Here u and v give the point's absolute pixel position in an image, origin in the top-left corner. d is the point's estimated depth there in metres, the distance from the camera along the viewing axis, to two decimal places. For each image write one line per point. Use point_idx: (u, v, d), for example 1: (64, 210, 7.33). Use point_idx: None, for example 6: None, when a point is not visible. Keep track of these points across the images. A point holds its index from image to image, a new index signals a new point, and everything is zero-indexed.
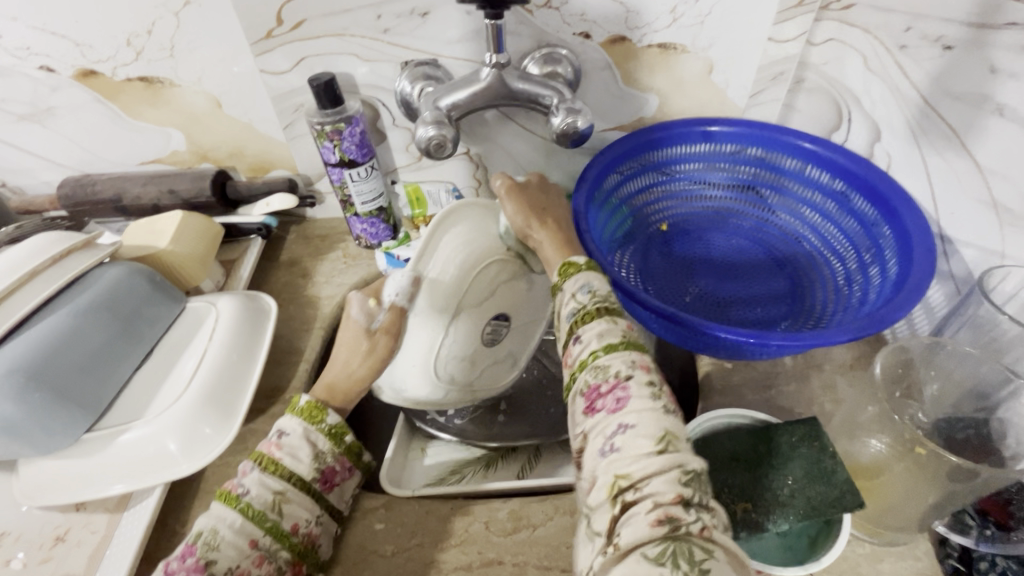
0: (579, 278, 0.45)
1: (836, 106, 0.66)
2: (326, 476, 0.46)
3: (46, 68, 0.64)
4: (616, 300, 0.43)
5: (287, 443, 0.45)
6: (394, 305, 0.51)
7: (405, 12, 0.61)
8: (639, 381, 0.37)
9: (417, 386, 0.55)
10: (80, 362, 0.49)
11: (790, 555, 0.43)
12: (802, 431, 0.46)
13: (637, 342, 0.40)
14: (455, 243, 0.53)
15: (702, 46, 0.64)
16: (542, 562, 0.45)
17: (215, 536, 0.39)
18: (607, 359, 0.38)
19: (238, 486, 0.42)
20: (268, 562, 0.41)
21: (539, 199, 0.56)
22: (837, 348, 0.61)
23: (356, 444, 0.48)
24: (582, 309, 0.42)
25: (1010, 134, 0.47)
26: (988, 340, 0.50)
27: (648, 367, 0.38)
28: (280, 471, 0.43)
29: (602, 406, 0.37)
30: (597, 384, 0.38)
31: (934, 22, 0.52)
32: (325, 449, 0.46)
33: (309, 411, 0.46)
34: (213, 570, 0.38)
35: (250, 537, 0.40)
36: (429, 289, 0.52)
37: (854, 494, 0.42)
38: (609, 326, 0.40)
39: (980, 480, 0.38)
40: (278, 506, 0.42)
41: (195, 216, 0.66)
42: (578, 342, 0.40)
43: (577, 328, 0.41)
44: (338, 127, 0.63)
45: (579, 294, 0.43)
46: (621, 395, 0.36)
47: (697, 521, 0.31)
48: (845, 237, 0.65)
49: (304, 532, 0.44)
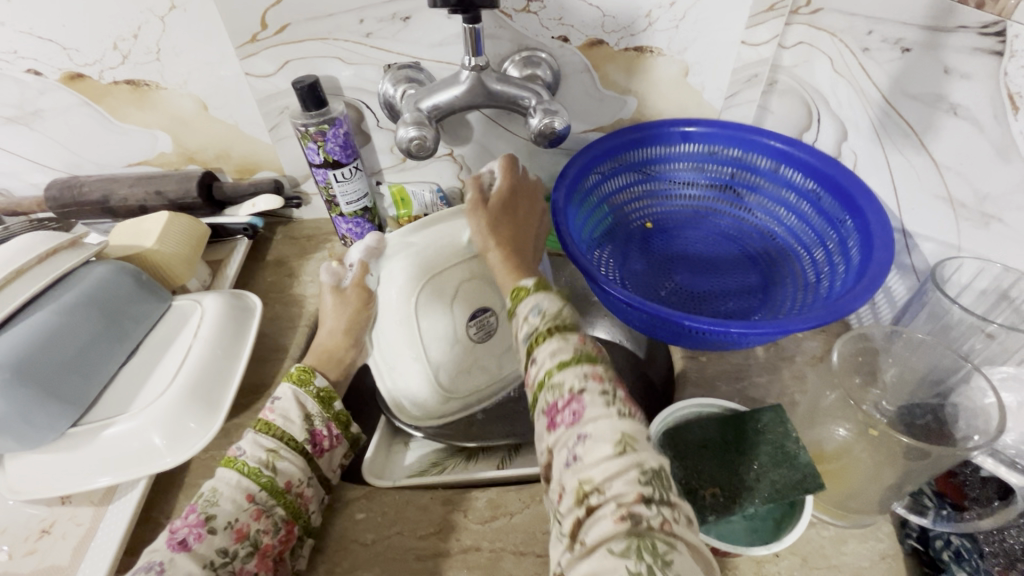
0: (530, 299, 0.45)
1: (806, 107, 0.69)
2: (315, 439, 0.49)
3: (34, 72, 0.65)
4: (568, 314, 0.44)
5: (280, 406, 0.48)
6: (359, 260, 0.56)
7: (387, 17, 0.63)
8: (592, 392, 0.38)
9: (407, 388, 0.58)
10: (66, 359, 0.50)
11: (755, 536, 0.44)
12: (768, 418, 0.48)
13: (590, 355, 0.40)
14: (400, 264, 0.56)
15: (677, 49, 0.66)
16: (518, 548, 0.47)
17: (216, 493, 0.42)
18: (560, 377, 0.39)
19: (235, 450, 0.45)
20: (266, 516, 0.42)
21: (517, 214, 0.57)
22: (808, 341, 0.63)
23: (343, 413, 0.52)
24: (535, 330, 0.43)
25: (963, 132, 0.50)
26: (946, 329, 0.52)
27: (601, 376, 0.39)
28: (273, 431, 0.46)
29: (561, 421, 0.38)
30: (555, 401, 0.39)
31: (894, 26, 0.54)
32: (314, 412, 0.50)
33: (298, 377, 0.51)
34: (213, 524, 0.40)
35: (247, 492, 0.43)
36: (395, 267, 0.56)
37: (815, 477, 0.43)
38: (559, 344, 0.41)
39: (931, 460, 0.40)
40: (272, 464, 0.45)
41: (181, 217, 0.67)
42: (534, 363, 0.41)
43: (533, 349, 0.42)
44: (321, 128, 0.64)
45: (529, 316, 0.44)
46: (576, 408, 0.37)
47: (657, 516, 0.33)
48: (814, 232, 0.67)
49: (297, 492, 0.46)
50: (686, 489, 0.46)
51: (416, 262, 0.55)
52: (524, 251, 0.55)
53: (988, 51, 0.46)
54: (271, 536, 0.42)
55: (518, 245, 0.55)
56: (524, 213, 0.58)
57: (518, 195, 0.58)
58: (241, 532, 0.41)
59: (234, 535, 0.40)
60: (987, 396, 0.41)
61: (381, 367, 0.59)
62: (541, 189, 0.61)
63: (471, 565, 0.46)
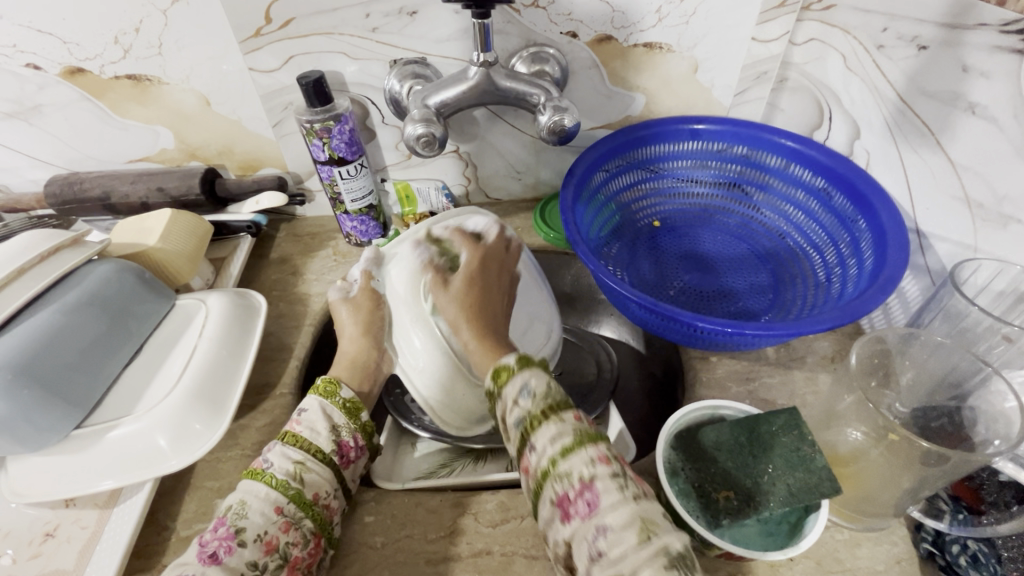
0: (516, 380, 0.43)
1: (817, 104, 0.68)
2: (342, 451, 0.48)
3: (33, 66, 0.64)
4: (557, 391, 0.42)
5: (306, 418, 0.48)
6: (362, 271, 0.58)
7: (393, 12, 0.62)
8: (603, 477, 0.37)
9: (433, 378, 0.54)
10: (69, 359, 0.49)
11: (771, 540, 0.44)
12: (782, 421, 0.48)
13: (590, 432, 0.40)
14: (399, 269, 0.57)
15: (687, 46, 0.65)
16: (529, 552, 0.46)
17: (245, 506, 0.42)
18: (567, 465, 0.38)
19: (263, 461, 0.45)
20: (294, 528, 0.42)
21: (485, 285, 0.54)
22: (819, 341, 0.62)
23: (369, 423, 0.51)
24: (528, 414, 0.41)
25: (981, 131, 0.49)
26: (963, 331, 0.51)
27: (607, 458, 0.38)
28: (299, 443, 0.46)
29: (575, 512, 0.37)
30: (565, 492, 0.38)
31: (909, 23, 0.53)
32: (340, 424, 0.49)
33: (323, 388, 0.50)
34: (244, 537, 0.40)
35: (275, 504, 0.42)
36: (395, 270, 0.57)
37: (831, 481, 0.43)
38: (558, 427, 0.40)
39: (950, 465, 0.39)
40: (299, 476, 0.45)
41: (184, 215, 0.66)
42: (532, 451, 0.40)
43: (529, 435, 0.41)
44: (327, 125, 0.63)
45: (519, 398, 0.42)
46: (591, 498, 0.37)
47: None
48: (825, 232, 0.66)
49: (323, 504, 0.45)
50: (698, 493, 0.46)
51: (412, 257, 0.56)
52: (497, 324, 0.52)
53: (1008, 49, 0.46)
54: (300, 549, 0.42)
55: (489, 318, 0.52)
56: (495, 281, 0.55)
57: (490, 263, 0.56)
58: (270, 544, 0.41)
59: (263, 548, 0.40)
60: (1007, 400, 0.41)
61: (406, 368, 0.55)
62: (517, 255, 0.59)
63: (482, 569, 0.45)
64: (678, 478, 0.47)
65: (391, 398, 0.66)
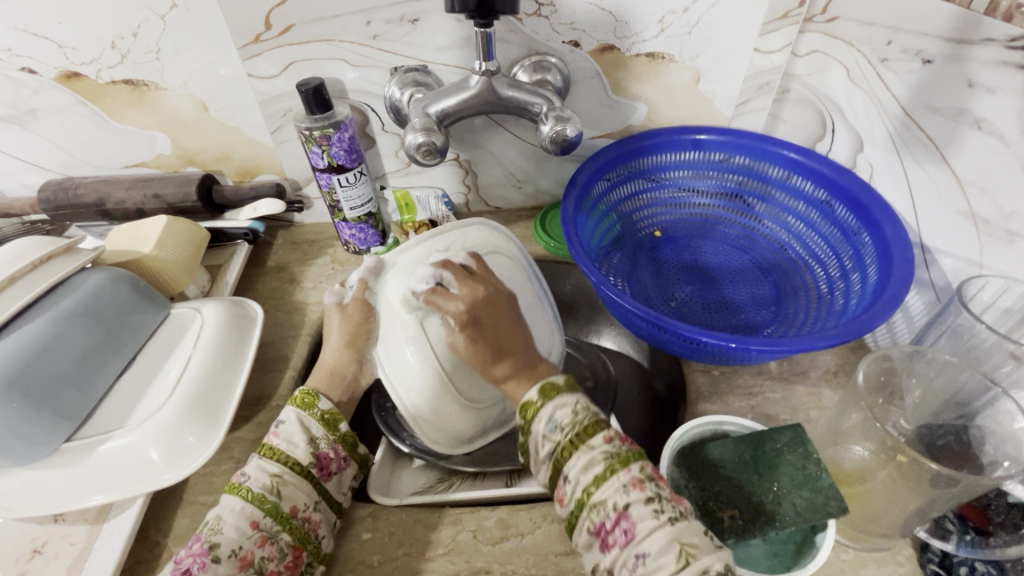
0: (542, 415, 0.45)
1: (820, 116, 0.67)
2: (322, 463, 0.48)
3: (28, 70, 0.63)
4: (583, 417, 0.43)
5: (284, 431, 0.48)
6: (359, 278, 0.56)
7: (395, 19, 0.61)
8: (638, 505, 0.39)
9: (419, 393, 0.53)
10: (61, 371, 0.48)
11: (777, 561, 0.43)
12: (787, 438, 0.47)
13: (623, 457, 0.41)
14: (398, 280, 0.55)
15: (690, 56, 0.65)
16: (529, 571, 0.45)
17: (220, 521, 0.41)
18: (601, 494, 0.40)
19: (240, 476, 0.45)
20: (270, 542, 0.42)
21: (494, 319, 0.53)
22: (822, 356, 0.62)
23: (350, 434, 0.51)
24: (558, 445, 0.43)
25: (987, 146, 0.49)
26: (969, 348, 0.51)
27: (640, 482, 0.40)
28: (277, 456, 0.46)
29: (614, 541, 0.38)
30: (602, 521, 0.39)
31: (914, 36, 0.53)
32: (319, 435, 0.49)
33: (301, 400, 0.50)
34: (217, 553, 0.39)
35: (251, 518, 0.42)
36: (394, 279, 0.56)
37: (838, 500, 0.42)
38: (590, 456, 0.41)
39: (959, 487, 0.38)
40: (276, 489, 0.44)
41: (180, 221, 0.65)
42: (566, 482, 0.42)
43: (562, 465, 0.42)
44: (326, 132, 0.62)
45: (548, 431, 0.44)
46: (627, 526, 0.38)
47: None
48: (828, 245, 0.66)
49: (303, 517, 0.44)
50: (703, 512, 0.45)
51: (417, 266, 0.55)
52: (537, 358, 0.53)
53: (1015, 65, 0.45)
54: (276, 563, 0.42)
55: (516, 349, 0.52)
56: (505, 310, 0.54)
57: (483, 307, 0.52)
58: (245, 560, 0.40)
59: (237, 564, 0.40)
60: (1016, 420, 0.40)
61: (391, 378, 0.54)
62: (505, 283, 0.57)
63: None
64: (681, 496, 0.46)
65: (381, 413, 0.63)
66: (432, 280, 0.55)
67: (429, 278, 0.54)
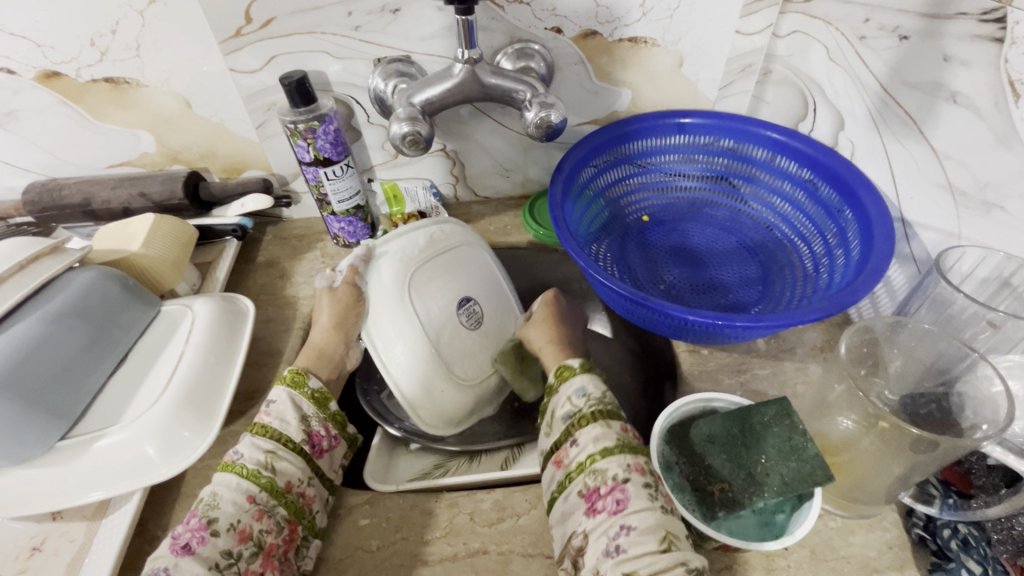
0: (576, 381, 0.48)
1: (801, 96, 0.68)
2: (314, 440, 0.49)
3: (6, 70, 0.63)
4: (612, 402, 0.47)
5: (275, 410, 0.49)
6: (350, 263, 0.57)
7: (376, 9, 0.61)
8: (636, 483, 0.41)
9: (412, 375, 0.53)
10: (53, 369, 0.48)
11: (766, 530, 0.45)
12: (774, 411, 0.46)
13: (633, 443, 0.44)
14: (389, 265, 0.56)
15: (672, 39, 0.65)
16: (526, 550, 0.46)
17: (216, 497, 0.42)
18: (604, 463, 0.42)
19: (233, 454, 0.45)
20: (268, 515, 0.43)
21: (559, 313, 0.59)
22: (808, 332, 0.63)
23: (339, 414, 0.52)
24: (579, 412, 0.46)
25: (963, 120, 0.50)
26: (950, 319, 0.52)
27: (643, 469, 0.42)
28: (269, 433, 0.47)
29: (602, 507, 0.41)
30: (596, 487, 0.42)
31: (891, 13, 0.54)
32: (310, 414, 0.50)
33: (290, 379, 0.51)
34: (216, 527, 0.40)
35: (247, 493, 0.43)
36: (384, 264, 0.56)
37: (824, 469, 0.42)
38: (603, 430, 0.44)
39: (940, 451, 0.39)
40: (271, 465, 0.45)
41: (166, 219, 0.65)
42: (574, 444, 0.44)
43: (574, 430, 0.45)
44: (311, 125, 0.62)
45: (574, 395, 0.47)
46: (620, 497, 0.40)
47: None
48: (811, 223, 0.67)
49: (298, 492, 0.46)
50: (693, 486, 0.46)
51: (404, 254, 0.56)
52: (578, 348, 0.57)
53: (988, 38, 0.46)
54: (275, 536, 0.43)
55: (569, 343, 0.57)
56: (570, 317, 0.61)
57: (559, 303, 0.61)
58: (244, 533, 0.41)
59: (237, 537, 0.41)
60: (993, 385, 0.41)
61: (384, 364, 0.54)
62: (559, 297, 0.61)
63: (479, 569, 0.45)
64: (672, 472, 0.47)
65: (367, 398, 0.63)
66: (417, 264, 0.56)
67: (416, 263, 0.56)
